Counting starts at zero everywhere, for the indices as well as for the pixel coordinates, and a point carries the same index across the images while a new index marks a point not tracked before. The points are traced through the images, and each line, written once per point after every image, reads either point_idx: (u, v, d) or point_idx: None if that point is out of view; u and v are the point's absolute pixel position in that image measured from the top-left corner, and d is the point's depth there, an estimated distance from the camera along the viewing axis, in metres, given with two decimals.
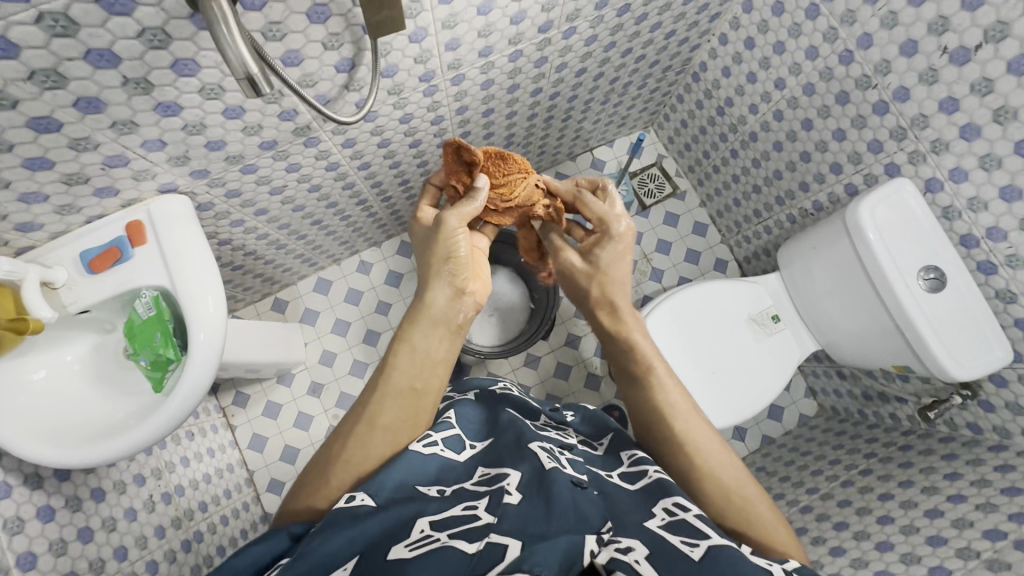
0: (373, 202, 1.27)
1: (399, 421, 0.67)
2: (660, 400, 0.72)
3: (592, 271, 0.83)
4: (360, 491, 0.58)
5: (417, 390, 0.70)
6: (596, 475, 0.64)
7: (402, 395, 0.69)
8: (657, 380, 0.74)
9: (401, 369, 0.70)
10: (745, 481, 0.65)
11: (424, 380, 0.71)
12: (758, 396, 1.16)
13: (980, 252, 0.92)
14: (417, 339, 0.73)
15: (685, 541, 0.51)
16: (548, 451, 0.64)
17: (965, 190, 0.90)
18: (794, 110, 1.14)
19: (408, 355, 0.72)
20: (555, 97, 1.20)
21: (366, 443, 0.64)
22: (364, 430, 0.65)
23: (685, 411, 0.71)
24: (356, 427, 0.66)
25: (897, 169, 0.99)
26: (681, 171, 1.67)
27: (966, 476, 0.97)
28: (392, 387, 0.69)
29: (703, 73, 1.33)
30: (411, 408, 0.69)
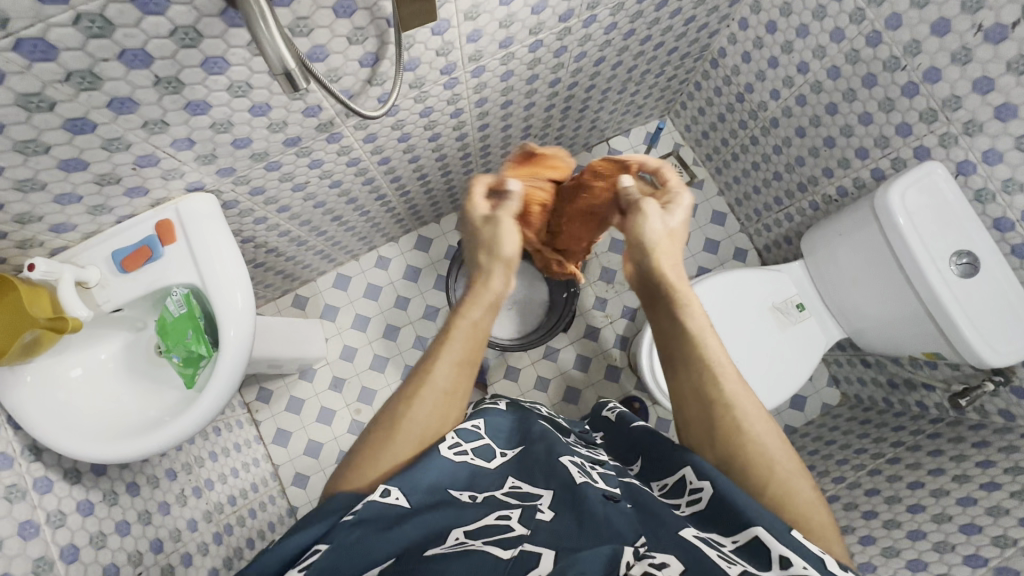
0: (391, 197, 1.28)
1: (456, 387, 0.67)
2: (708, 357, 0.71)
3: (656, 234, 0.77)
4: (395, 486, 0.58)
5: (469, 360, 0.68)
6: (630, 487, 0.63)
7: (460, 366, 0.68)
8: (707, 339, 0.72)
9: (459, 342, 0.68)
10: (787, 453, 0.65)
11: (477, 351, 0.69)
12: (787, 382, 1.15)
13: (1015, 235, 0.90)
14: (474, 313, 0.70)
15: (722, 558, 0.50)
16: (579, 466, 0.64)
17: (999, 172, 0.88)
18: (817, 95, 1.12)
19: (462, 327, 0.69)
20: (573, 87, 1.19)
21: (425, 410, 0.65)
22: (424, 397, 0.65)
23: (734, 373, 0.70)
24: (414, 394, 0.65)
25: (926, 153, 0.97)
26: (698, 160, 1.65)
27: (999, 463, 0.96)
28: (451, 356, 0.67)
29: (722, 59, 1.31)
30: (464, 377, 0.68)
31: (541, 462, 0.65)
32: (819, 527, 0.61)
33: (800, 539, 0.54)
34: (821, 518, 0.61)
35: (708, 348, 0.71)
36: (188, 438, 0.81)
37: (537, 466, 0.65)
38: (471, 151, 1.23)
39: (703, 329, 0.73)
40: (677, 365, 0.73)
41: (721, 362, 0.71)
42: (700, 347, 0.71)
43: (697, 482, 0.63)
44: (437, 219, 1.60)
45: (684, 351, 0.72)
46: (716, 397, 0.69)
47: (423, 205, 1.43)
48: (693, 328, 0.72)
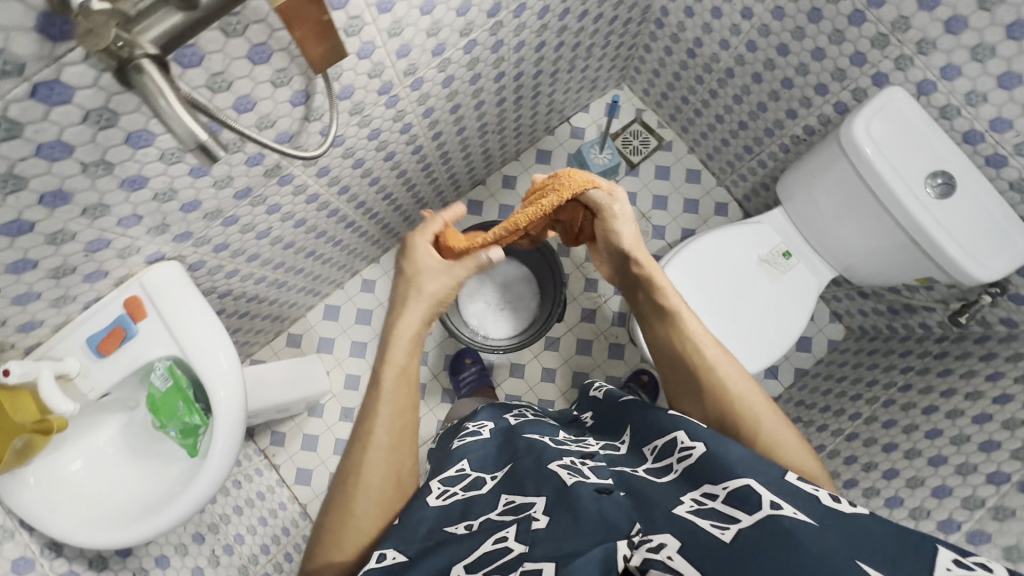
0: (360, 221, 1.26)
1: (400, 436, 0.70)
2: (687, 327, 0.76)
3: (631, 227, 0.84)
4: (390, 547, 0.60)
5: (405, 409, 0.72)
6: (621, 475, 0.63)
7: (397, 414, 0.70)
8: (683, 313, 0.78)
9: (391, 389, 0.71)
10: (770, 408, 0.69)
11: (414, 396, 0.73)
12: (786, 331, 1.15)
13: (986, 146, 0.88)
14: (400, 354, 0.74)
15: (714, 524, 0.50)
16: (569, 466, 0.64)
17: (960, 87, 0.86)
18: (766, 38, 1.09)
19: (395, 373, 0.72)
20: (520, 77, 1.16)
21: (377, 472, 0.66)
22: (372, 456, 0.67)
23: (705, 337, 0.76)
24: (361, 459, 0.67)
25: (885, 79, 0.95)
26: (663, 122, 1.63)
27: (1009, 374, 0.95)
28: (387, 408, 0.70)
29: (666, 19, 1.27)
30: (406, 425, 0.71)
31: (530, 473, 0.65)
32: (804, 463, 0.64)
33: (793, 480, 0.56)
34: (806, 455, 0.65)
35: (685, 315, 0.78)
36: (209, 499, 0.80)
37: (527, 478, 0.64)
38: (430, 160, 1.21)
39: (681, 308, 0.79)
40: (662, 342, 0.78)
41: (697, 331, 0.76)
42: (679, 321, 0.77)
43: (689, 442, 0.63)
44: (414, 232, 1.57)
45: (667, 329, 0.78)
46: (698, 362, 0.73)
47: (396, 221, 1.41)
48: (669, 304, 0.79)
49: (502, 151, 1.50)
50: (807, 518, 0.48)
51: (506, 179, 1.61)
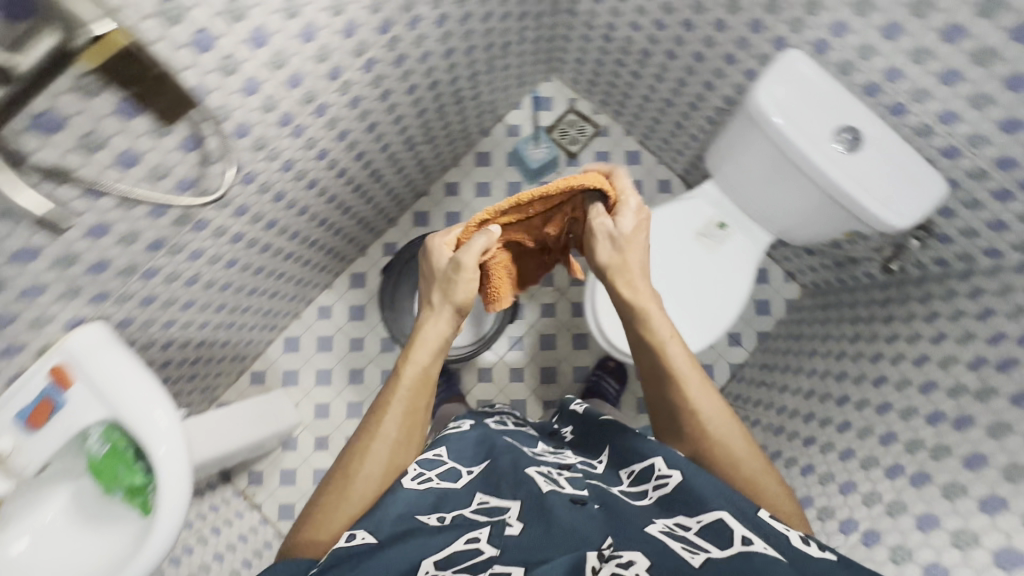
0: (300, 251, 1.25)
1: (406, 433, 0.75)
2: (671, 365, 0.78)
3: (620, 238, 0.79)
4: (361, 528, 0.62)
5: (415, 409, 0.77)
6: (597, 487, 0.66)
7: (407, 413, 0.76)
8: (669, 347, 0.79)
9: (405, 390, 0.77)
10: (751, 454, 0.72)
11: (424, 399, 0.78)
12: (732, 300, 1.16)
13: (886, 96, 0.88)
14: (423, 357, 0.78)
15: (686, 549, 0.53)
16: (545, 474, 0.67)
17: (851, 41, 0.86)
18: (670, 15, 1.11)
19: (412, 375, 0.77)
20: (435, 86, 1.16)
21: (376, 464, 0.71)
22: (376, 449, 0.72)
23: (690, 375, 0.77)
24: (365, 449, 0.72)
25: (784, 42, 0.96)
26: (596, 108, 1.63)
27: (943, 312, 0.98)
28: (401, 406, 0.76)
29: (576, 7, 1.28)
30: (414, 427, 0.76)
31: (507, 474, 0.68)
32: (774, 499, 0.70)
33: (765, 519, 0.59)
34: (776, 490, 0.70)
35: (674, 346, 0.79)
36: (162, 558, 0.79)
37: (502, 478, 0.67)
38: (360, 180, 1.21)
39: (669, 340, 0.79)
40: (648, 372, 0.81)
41: (682, 366, 0.77)
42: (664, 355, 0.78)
43: (666, 470, 0.66)
44: (363, 252, 1.56)
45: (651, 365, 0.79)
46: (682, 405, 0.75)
47: (340, 244, 1.40)
48: (656, 339, 0.79)
49: (438, 159, 1.49)
50: (775, 555, 0.51)
51: (448, 187, 1.60)
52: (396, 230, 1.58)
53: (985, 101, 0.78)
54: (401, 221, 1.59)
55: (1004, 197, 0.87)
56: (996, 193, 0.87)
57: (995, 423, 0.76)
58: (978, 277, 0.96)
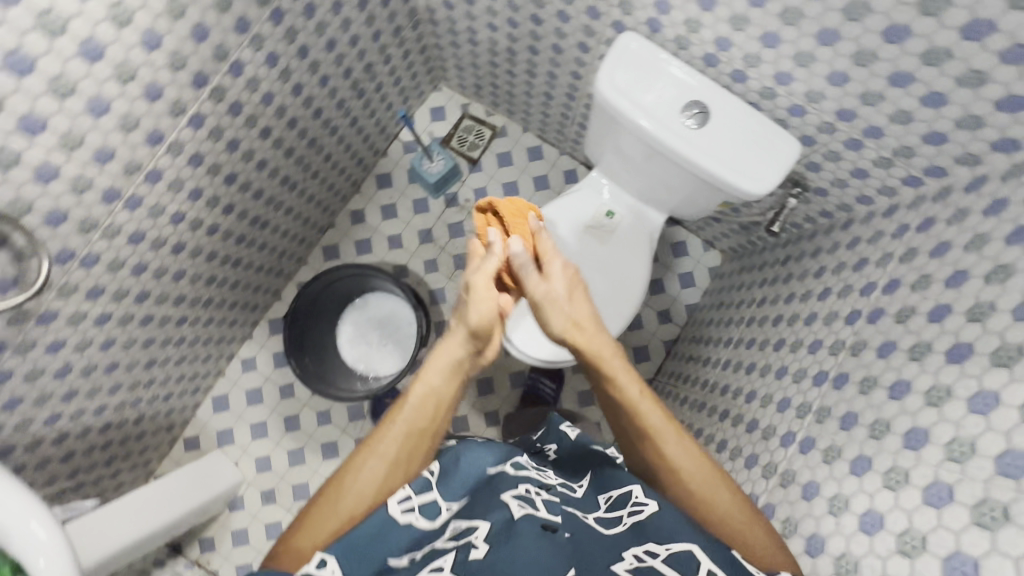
0: (196, 312, 1.21)
1: (410, 455, 0.68)
2: (644, 422, 0.71)
3: (558, 296, 0.78)
4: (332, 554, 0.58)
5: (421, 433, 0.70)
6: (571, 515, 0.62)
7: (412, 434, 0.69)
8: (639, 405, 0.71)
9: (413, 408, 0.70)
10: (740, 514, 0.65)
11: (433, 424, 0.71)
12: (631, 286, 1.16)
13: (725, 65, 0.86)
14: (433, 378, 0.73)
15: None
16: (521, 496, 0.63)
17: (677, 16, 0.85)
18: (518, 12, 1.10)
19: (420, 394, 0.71)
20: (296, 124, 1.12)
21: (369, 481, 0.65)
22: (373, 464, 0.66)
23: (666, 431, 0.70)
24: (363, 459, 0.66)
25: (622, 25, 0.95)
26: (491, 109, 1.62)
27: (829, 265, 1.00)
28: (406, 425, 0.69)
29: (435, 15, 1.27)
30: (416, 449, 0.69)
31: (482, 498, 0.63)
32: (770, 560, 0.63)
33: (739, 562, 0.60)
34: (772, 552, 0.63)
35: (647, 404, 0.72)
36: None
37: (477, 502, 0.63)
38: (241, 231, 1.17)
39: (641, 398, 0.72)
40: (619, 429, 0.73)
41: (658, 422, 0.71)
42: (637, 413, 0.71)
43: (642, 497, 0.65)
44: (278, 295, 1.53)
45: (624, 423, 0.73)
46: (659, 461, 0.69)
47: (246, 295, 1.37)
48: (625, 398, 0.72)
49: (333, 191, 1.46)
50: None
51: (354, 215, 1.58)
52: (308, 267, 1.55)
53: (807, 58, 0.76)
54: (313, 258, 1.56)
55: (856, 147, 0.87)
56: (849, 143, 0.87)
57: (866, 378, 0.73)
58: (857, 226, 0.98)
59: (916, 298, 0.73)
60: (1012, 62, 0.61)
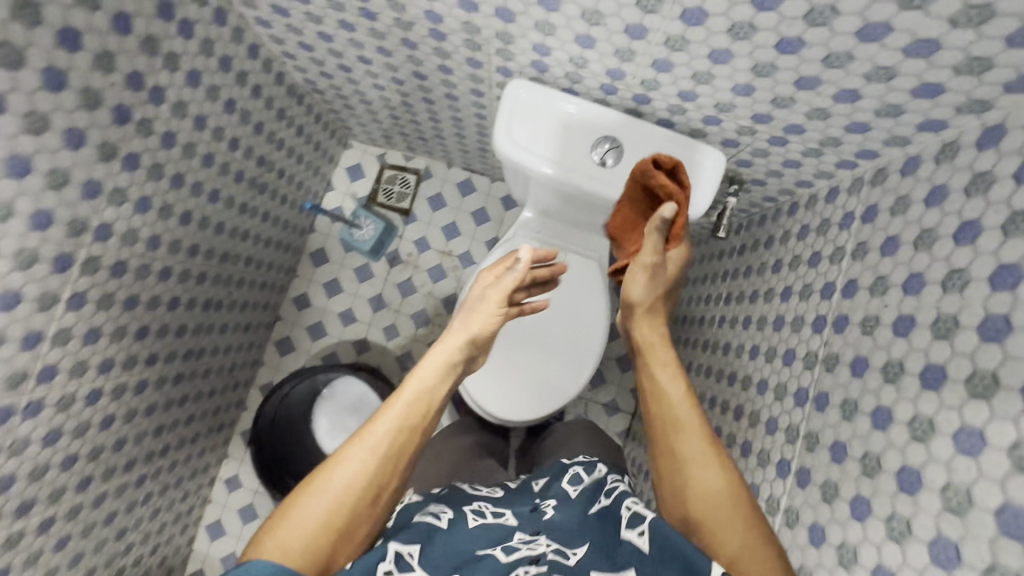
0: (154, 465, 1.13)
1: (398, 453, 0.67)
2: (676, 408, 0.69)
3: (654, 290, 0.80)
4: None
5: (412, 429, 0.69)
6: None
7: (399, 429, 0.67)
8: (675, 395, 0.71)
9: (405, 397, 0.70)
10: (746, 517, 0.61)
11: (422, 420, 0.70)
12: (590, 328, 1.09)
13: (624, 91, 0.79)
14: (426, 376, 0.74)
15: None
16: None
17: (560, 57, 0.76)
18: (398, 71, 1.01)
19: (413, 391, 0.71)
20: (198, 248, 1.03)
21: (354, 468, 0.63)
22: (357, 450, 0.65)
23: (692, 420, 0.68)
24: (352, 444, 0.66)
25: (507, 71, 0.85)
26: (408, 153, 1.53)
27: (785, 259, 0.95)
28: (396, 419, 0.68)
29: (317, 85, 1.17)
30: (403, 446, 0.67)
31: None
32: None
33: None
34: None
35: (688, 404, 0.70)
36: None
37: None
38: (175, 371, 1.09)
39: (680, 396, 0.70)
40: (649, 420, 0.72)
41: (686, 419, 0.68)
42: (666, 402, 0.70)
43: None
44: (243, 405, 1.46)
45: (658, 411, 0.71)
46: (677, 445, 0.67)
47: (205, 422, 1.29)
48: (663, 390, 0.72)
49: (268, 287, 1.39)
50: None
51: (298, 302, 1.50)
52: (266, 368, 1.48)
53: (706, 76, 0.70)
54: (267, 357, 1.48)
55: (781, 142, 0.81)
56: (773, 140, 0.81)
57: (846, 401, 0.69)
58: (802, 211, 0.93)
59: (877, 305, 0.68)
60: (918, 55, 0.55)
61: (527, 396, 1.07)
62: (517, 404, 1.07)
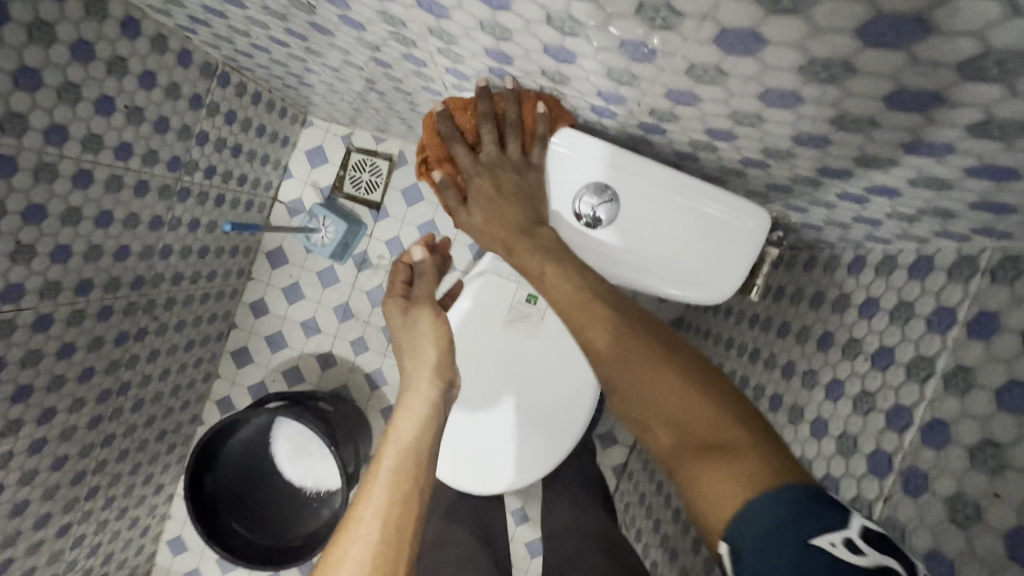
0: (85, 509, 1.00)
1: (401, 519, 0.51)
2: (566, 287, 0.55)
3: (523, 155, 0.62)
4: None
5: (410, 482, 0.54)
6: None
7: (393, 499, 0.53)
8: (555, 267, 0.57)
9: (384, 449, 0.57)
10: (682, 388, 0.47)
11: (413, 468, 0.56)
12: (581, 384, 0.89)
13: (625, 117, 0.54)
14: (405, 433, 0.59)
15: None
16: None
17: (528, 69, 0.50)
18: (326, 56, 0.75)
19: (393, 455, 0.56)
20: (93, 282, 0.82)
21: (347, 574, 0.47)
22: (350, 534, 0.50)
23: (578, 297, 0.54)
24: (339, 536, 0.51)
25: (460, 72, 0.59)
26: (377, 134, 1.27)
27: (835, 336, 0.70)
28: (387, 480, 0.54)
29: (240, 62, 0.91)
30: (406, 513, 0.52)
31: None
32: (727, 447, 0.43)
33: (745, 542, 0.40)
34: (723, 430, 0.44)
35: (545, 254, 0.58)
36: None
37: None
38: (89, 417, 0.93)
39: (557, 257, 0.58)
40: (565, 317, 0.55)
41: (571, 286, 0.55)
42: (561, 282, 0.56)
43: None
44: (198, 420, 1.31)
45: (559, 284, 0.56)
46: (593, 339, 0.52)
47: (150, 450, 1.15)
48: (547, 258, 0.58)
49: (212, 296, 1.19)
50: None
51: (254, 308, 1.31)
52: (221, 380, 1.32)
53: (753, 119, 0.43)
54: (221, 368, 1.32)
55: (858, 199, 0.54)
56: (846, 196, 0.55)
57: None
58: (868, 275, 0.67)
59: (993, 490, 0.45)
60: None
61: (494, 462, 0.89)
62: (480, 469, 0.89)
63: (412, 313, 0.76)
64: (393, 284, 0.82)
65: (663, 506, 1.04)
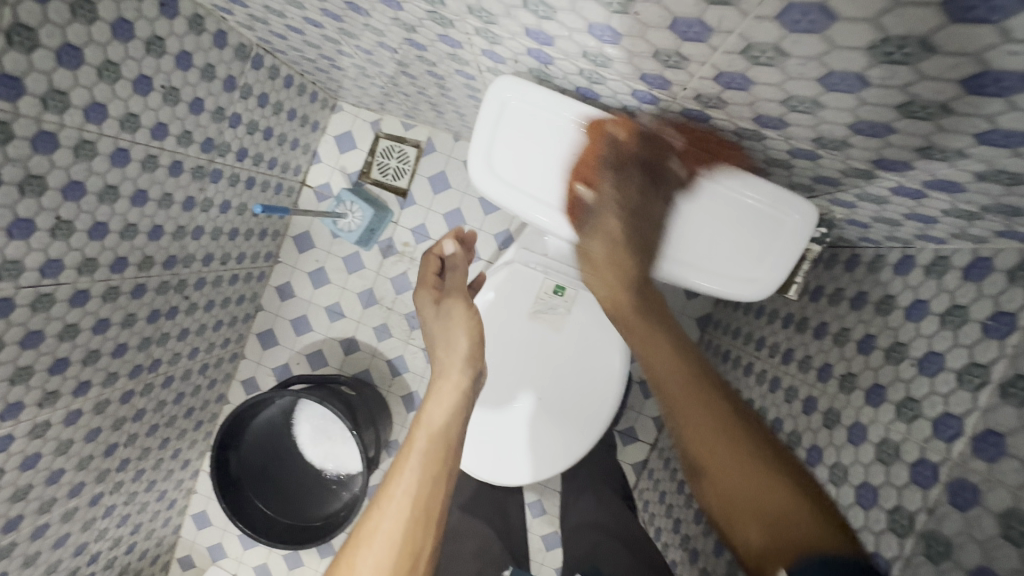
0: (116, 481, 1.03)
1: (429, 501, 0.55)
2: (680, 385, 0.62)
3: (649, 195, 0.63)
4: None
5: (441, 465, 0.58)
6: None
7: (423, 481, 0.55)
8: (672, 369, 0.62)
9: (416, 432, 0.60)
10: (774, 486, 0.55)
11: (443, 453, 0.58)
12: (607, 380, 0.87)
13: (668, 102, 0.52)
14: (435, 419, 0.62)
15: None
16: None
17: (569, 50, 0.48)
18: (360, 39, 0.74)
19: (425, 438, 0.59)
20: (128, 259, 0.84)
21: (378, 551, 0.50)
22: (384, 510, 0.53)
23: (685, 393, 0.61)
24: (373, 511, 0.54)
25: (496, 55, 0.58)
26: (405, 121, 1.26)
27: (878, 339, 0.67)
28: (418, 460, 0.57)
29: (274, 44, 0.91)
30: (433, 495, 0.55)
31: None
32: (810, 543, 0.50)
33: None
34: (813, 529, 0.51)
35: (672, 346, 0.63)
36: None
37: None
38: (121, 391, 0.95)
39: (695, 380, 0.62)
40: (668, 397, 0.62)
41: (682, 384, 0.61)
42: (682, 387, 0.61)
43: None
44: (224, 398, 1.33)
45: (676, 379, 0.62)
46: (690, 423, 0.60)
47: (178, 425, 1.18)
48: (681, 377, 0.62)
49: (241, 278, 1.21)
50: None
51: (280, 291, 1.33)
52: (247, 361, 1.34)
53: (809, 105, 0.41)
54: (248, 349, 1.34)
55: (914, 193, 0.51)
56: (901, 190, 0.52)
57: None
58: (917, 276, 0.64)
59: None
60: None
61: (514, 453, 0.88)
62: (501, 462, 0.89)
63: (444, 306, 0.79)
64: (426, 275, 0.85)
65: (685, 506, 1.02)
